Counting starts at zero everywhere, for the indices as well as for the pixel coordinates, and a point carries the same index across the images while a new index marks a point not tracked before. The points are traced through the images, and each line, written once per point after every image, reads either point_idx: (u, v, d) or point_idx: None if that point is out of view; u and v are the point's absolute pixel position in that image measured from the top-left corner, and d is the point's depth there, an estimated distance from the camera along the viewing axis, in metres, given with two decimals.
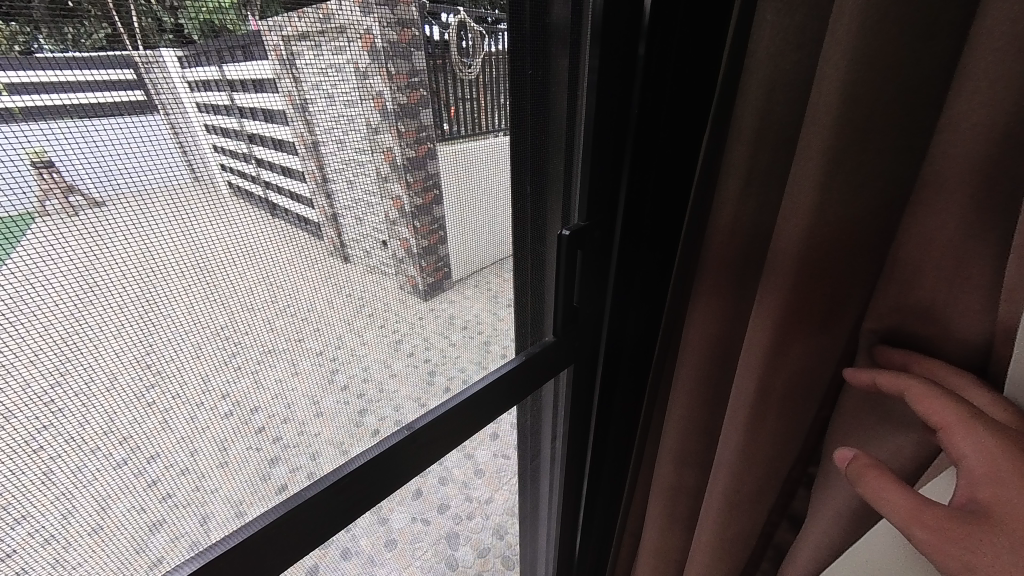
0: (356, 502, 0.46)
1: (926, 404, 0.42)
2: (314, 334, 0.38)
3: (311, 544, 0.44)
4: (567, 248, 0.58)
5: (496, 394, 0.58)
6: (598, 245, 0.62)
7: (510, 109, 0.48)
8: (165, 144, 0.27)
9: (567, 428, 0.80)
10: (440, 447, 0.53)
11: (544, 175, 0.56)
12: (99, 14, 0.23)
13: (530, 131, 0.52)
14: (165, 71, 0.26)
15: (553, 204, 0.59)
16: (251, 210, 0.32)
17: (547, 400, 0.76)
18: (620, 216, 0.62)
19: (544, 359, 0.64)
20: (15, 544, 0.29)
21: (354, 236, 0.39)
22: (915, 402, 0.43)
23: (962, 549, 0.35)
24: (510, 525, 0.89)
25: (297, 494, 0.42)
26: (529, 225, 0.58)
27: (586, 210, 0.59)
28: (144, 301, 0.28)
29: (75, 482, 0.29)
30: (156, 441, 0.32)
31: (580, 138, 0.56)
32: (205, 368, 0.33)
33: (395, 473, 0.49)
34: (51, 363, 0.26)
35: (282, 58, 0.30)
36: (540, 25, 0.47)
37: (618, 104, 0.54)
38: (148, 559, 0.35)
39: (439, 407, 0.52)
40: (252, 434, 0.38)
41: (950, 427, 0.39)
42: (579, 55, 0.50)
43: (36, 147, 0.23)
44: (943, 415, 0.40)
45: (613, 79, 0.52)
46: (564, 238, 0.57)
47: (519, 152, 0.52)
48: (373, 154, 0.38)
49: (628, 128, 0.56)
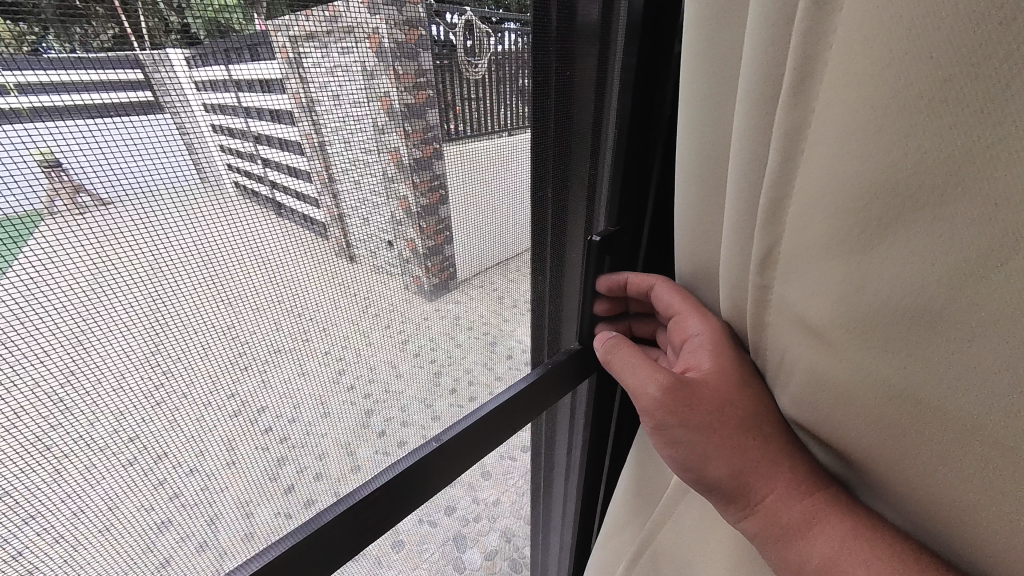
0: (382, 521, 0.47)
1: (677, 298, 0.57)
2: (320, 334, 0.39)
3: (343, 559, 0.45)
4: (596, 253, 0.61)
5: (509, 410, 0.58)
6: (616, 251, 0.64)
7: (534, 106, 0.50)
8: (172, 143, 0.27)
9: (587, 434, 0.80)
10: (464, 460, 0.55)
11: (567, 173, 0.57)
12: (106, 14, 0.23)
13: (554, 127, 0.53)
14: (171, 70, 0.26)
15: (578, 210, 0.61)
16: (257, 209, 0.32)
17: (566, 409, 0.77)
18: (647, 221, 0.65)
19: (565, 366, 0.65)
20: (26, 542, 0.29)
21: (361, 236, 0.39)
22: (669, 296, 0.58)
23: (689, 407, 0.48)
24: (519, 529, 0.87)
25: (318, 517, 0.42)
26: (550, 221, 0.59)
27: (614, 216, 0.62)
28: (151, 301, 0.28)
29: (84, 481, 0.30)
30: (164, 440, 0.32)
31: (609, 137, 0.58)
32: (212, 368, 0.33)
33: (407, 489, 0.49)
34: (59, 364, 0.26)
35: (289, 60, 0.31)
36: (566, 27, 0.48)
37: (649, 107, 0.56)
38: (156, 559, 0.36)
39: (461, 421, 0.54)
40: (259, 434, 0.38)
41: (687, 315, 0.55)
42: (612, 55, 0.53)
43: (44, 148, 0.23)
44: (682, 306, 0.56)
45: (640, 81, 0.54)
46: (593, 243, 0.61)
47: (540, 155, 0.53)
48: (380, 155, 0.38)
49: (660, 131, 0.58)
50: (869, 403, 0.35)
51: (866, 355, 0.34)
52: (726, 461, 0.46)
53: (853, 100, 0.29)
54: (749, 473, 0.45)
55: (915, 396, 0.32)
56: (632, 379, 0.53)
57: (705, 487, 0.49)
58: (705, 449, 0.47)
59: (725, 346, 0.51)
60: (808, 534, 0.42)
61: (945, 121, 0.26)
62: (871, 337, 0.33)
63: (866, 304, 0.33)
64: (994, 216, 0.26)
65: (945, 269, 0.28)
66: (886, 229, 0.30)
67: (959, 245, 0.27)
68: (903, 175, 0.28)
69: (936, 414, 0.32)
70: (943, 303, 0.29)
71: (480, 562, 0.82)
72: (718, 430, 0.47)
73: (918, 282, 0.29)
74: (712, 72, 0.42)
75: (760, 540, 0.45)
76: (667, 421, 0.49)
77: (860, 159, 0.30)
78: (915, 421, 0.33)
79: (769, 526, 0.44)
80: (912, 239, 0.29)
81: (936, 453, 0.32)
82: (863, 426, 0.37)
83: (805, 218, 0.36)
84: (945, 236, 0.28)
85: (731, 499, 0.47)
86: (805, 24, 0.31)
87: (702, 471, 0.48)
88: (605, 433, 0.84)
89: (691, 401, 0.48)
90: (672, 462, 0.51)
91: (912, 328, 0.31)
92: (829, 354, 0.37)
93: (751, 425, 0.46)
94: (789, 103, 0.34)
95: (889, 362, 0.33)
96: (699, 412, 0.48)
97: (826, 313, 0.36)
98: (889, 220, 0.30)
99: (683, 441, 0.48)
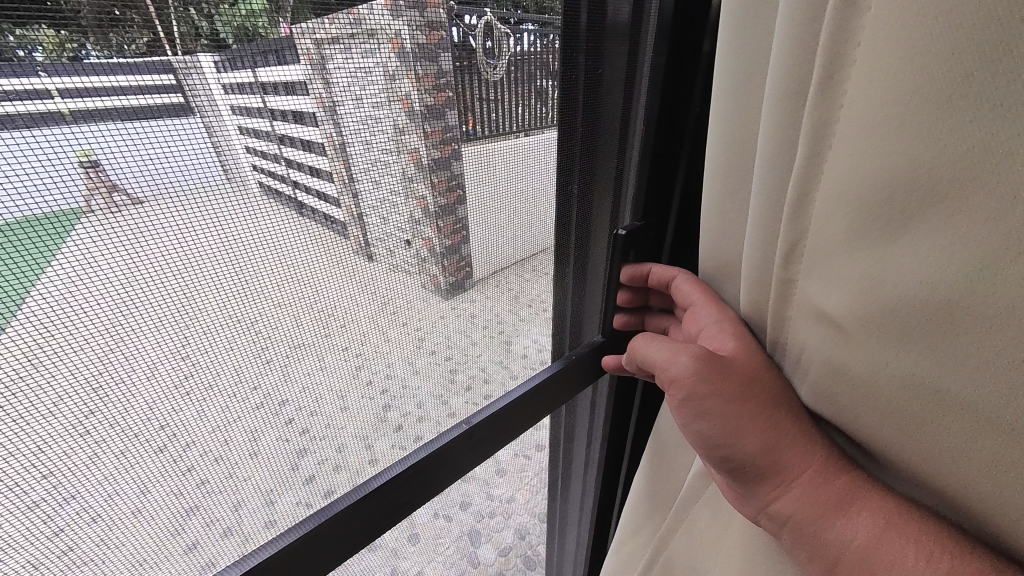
0: (403, 505, 0.48)
1: (696, 286, 0.56)
2: (340, 330, 0.40)
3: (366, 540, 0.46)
4: (622, 246, 0.60)
5: (528, 403, 0.58)
6: (641, 247, 0.63)
7: (559, 103, 0.50)
8: (201, 144, 0.28)
9: (606, 431, 0.80)
10: (484, 451, 0.55)
11: (592, 170, 0.57)
12: (141, 23, 0.24)
13: (581, 129, 0.53)
14: (201, 75, 0.27)
15: (602, 204, 0.61)
16: (281, 210, 0.33)
17: (586, 402, 0.76)
18: (671, 219, 0.65)
19: (584, 362, 0.65)
20: (65, 523, 0.30)
21: (379, 236, 0.39)
22: (688, 283, 0.57)
23: (721, 383, 0.45)
24: (533, 526, 0.87)
25: (328, 506, 0.42)
26: (574, 228, 0.60)
27: (637, 212, 0.62)
28: (182, 296, 0.30)
29: (119, 466, 0.31)
30: (192, 429, 0.34)
31: (636, 136, 0.58)
32: (238, 360, 0.34)
33: (424, 480, 0.49)
34: (98, 353, 0.28)
35: (313, 62, 0.32)
36: (596, 27, 0.48)
37: (677, 107, 0.56)
38: (182, 544, 0.37)
39: (482, 411, 0.54)
40: (282, 425, 0.39)
41: (706, 301, 0.54)
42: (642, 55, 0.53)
43: (84, 148, 0.24)
44: (701, 293, 0.55)
45: (658, 87, 0.54)
46: (620, 237, 0.60)
47: (566, 152, 0.54)
48: (398, 155, 0.38)
49: (687, 130, 0.58)
50: (883, 400, 0.34)
51: (884, 351, 0.33)
52: (757, 437, 0.43)
53: (883, 92, 0.28)
54: (782, 449, 0.42)
55: (930, 393, 0.31)
56: (660, 355, 0.50)
57: (733, 465, 0.45)
58: (735, 424, 0.44)
59: (745, 328, 0.50)
60: (841, 519, 0.38)
61: (964, 114, 0.25)
62: (887, 330, 0.32)
63: (883, 297, 0.32)
64: (1006, 214, 0.24)
65: (959, 259, 0.27)
66: (905, 219, 0.29)
67: (975, 235, 0.26)
68: (921, 163, 0.27)
69: (950, 413, 0.30)
70: (958, 293, 0.27)
71: (493, 559, 0.82)
72: (751, 405, 0.43)
73: (934, 273, 0.28)
74: (742, 73, 0.41)
75: (791, 523, 0.42)
76: (696, 393, 0.46)
77: (886, 155, 0.29)
78: (930, 420, 0.31)
79: (801, 509, 0.41)
80: (929, 230, 0.28)
81: (946, 453, 0.31)
82: (877, 424, 0.35)
83: (828, 213, 0.35)
84: (961, 225, 0.26)
85: (762, 477, 0.43)
86: (834, 18, 0.30)
87: (731, 448, 0.44)
88: (624, 430, 0.84)
89: (723, 377, 0.45)
90: (698, 440, 0.48)
91: (926, 320, 0.29)
92: (847, 349, 0.36)
93: (783, 401, 0.43)
94: (816, 103, 0.33)
95: (903, 355, 0.32)
96: (731, 388, 0.44)
97: (843, 306, 0.35)
98: (910, 211, 0.29)
99: (713, 414, 0.45)
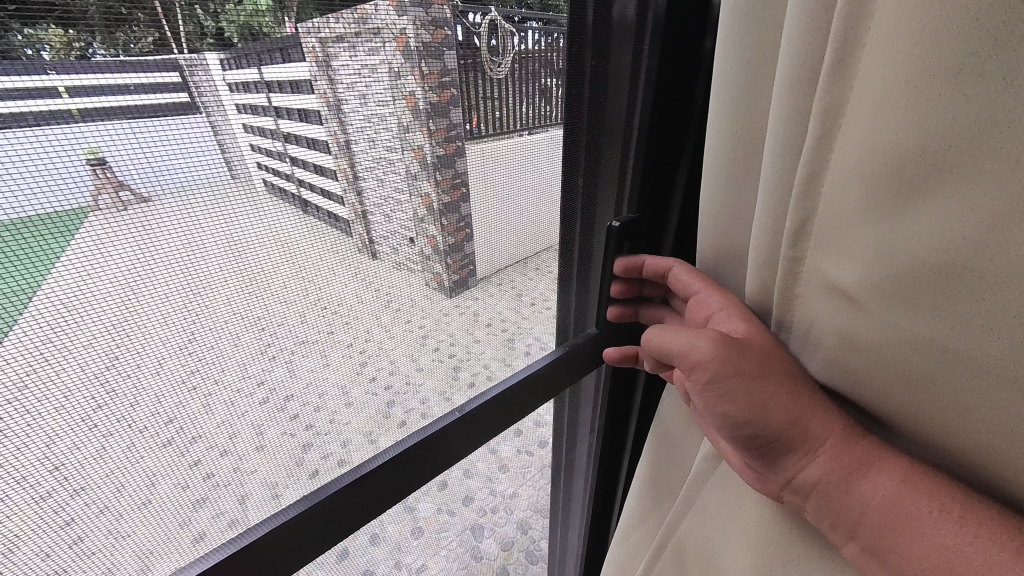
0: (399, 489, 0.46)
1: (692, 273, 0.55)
2: (344, 327, 0.40)
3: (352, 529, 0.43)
4: (616, 238, 0.59)
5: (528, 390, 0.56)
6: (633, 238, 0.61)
7: (564, 102, 0.50)
8: (207, 143, 0.28)
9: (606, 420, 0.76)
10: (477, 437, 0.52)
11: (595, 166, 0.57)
12: (147, 20, 0.25)
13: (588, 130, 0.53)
14: (208, 73, 0.28)
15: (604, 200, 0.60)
16: (287, 207, 0.33)
17: (591, 390, 0.73)
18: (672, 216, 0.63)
19: (583, 353, 0.63)
20: (75, 513, 0.31)
21: (383, 233, 0.40)
22: (685, 270, 0.56)
23: (743, 363, 0.42)
24: (534, 521, 0.87)
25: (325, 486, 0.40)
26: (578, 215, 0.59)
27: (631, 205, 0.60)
28: (188, 291, 0.30)
29: (127, 459, 0.31)
30: (198, 422, 0.34)
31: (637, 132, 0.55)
32: (242, 355, 0.35)
33: (417, 470, 0.47)
34: (106, 347, 0.28)
35: (318, 60, 0.32)
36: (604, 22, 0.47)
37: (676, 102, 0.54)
38: (191, 532, 0.38)
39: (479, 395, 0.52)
40: (286, 420, 0.40)
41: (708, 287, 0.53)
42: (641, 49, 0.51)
43: (92, 145, 0.24)
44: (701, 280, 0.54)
45: (661, 83, 0.52)
46: (615, 229, 0.58)
47: (570, 148, 0.54)
48: (403, 153, 0.39)
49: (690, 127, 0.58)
50: (892, 372, 0.34)
51: (893, 324, 0.33)
52: (785, 413, 0.40)
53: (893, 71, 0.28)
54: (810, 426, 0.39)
55: (943, 360, 0.31)
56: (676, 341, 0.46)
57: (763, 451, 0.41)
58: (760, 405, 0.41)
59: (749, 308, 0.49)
60: (861, 487, 0.37)
61: (956, 89, 0.25)
62: (899, 305, 0.32)
63: (889, 272, 0.31)
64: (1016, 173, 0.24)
65: (965, 224, 0.27)
66: (912, 191, 0.29)
67: (987, 199, 0.26)
68: (922, 138, 0.27)
69: (963, 380, 0.30)
70: (969, 257, 0.27)
71: (495, 552, 0.83)
72: (774, 381, 0.41)
73: (945, 239, 0.28)
74: (750, 70, 0.41)
75: (817, 498, 0.40)
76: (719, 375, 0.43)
77: (895, 131, 0.29)
78: (952, 394, 0.31)
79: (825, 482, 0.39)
80: (935, 201, 0.28)
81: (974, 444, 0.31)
82: (894, 398, 0.35)
83: (839, 190, 0.34)
84: (962, 193, 0.27)
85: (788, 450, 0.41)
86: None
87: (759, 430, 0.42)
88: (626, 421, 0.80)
89: (744, 356, 0.42)
90: (720, 423, 0.45)
91: (936, 289, 0.29)
92: (857, 326, 0.35)
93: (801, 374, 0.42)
94: (826, 87, 0.33)
95: (913, 325, 0.32)
96: (753, 367, 0.42)
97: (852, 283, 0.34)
98: (922, 182, 0.28)
99: (738, 395, 0.42)
